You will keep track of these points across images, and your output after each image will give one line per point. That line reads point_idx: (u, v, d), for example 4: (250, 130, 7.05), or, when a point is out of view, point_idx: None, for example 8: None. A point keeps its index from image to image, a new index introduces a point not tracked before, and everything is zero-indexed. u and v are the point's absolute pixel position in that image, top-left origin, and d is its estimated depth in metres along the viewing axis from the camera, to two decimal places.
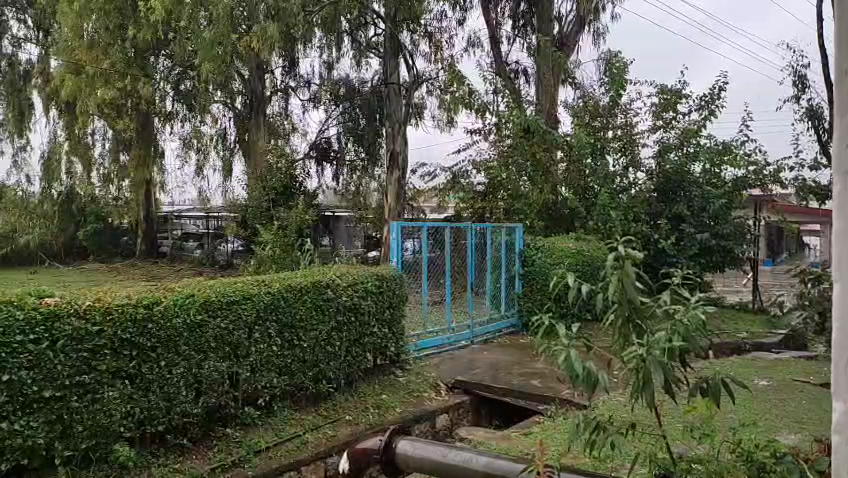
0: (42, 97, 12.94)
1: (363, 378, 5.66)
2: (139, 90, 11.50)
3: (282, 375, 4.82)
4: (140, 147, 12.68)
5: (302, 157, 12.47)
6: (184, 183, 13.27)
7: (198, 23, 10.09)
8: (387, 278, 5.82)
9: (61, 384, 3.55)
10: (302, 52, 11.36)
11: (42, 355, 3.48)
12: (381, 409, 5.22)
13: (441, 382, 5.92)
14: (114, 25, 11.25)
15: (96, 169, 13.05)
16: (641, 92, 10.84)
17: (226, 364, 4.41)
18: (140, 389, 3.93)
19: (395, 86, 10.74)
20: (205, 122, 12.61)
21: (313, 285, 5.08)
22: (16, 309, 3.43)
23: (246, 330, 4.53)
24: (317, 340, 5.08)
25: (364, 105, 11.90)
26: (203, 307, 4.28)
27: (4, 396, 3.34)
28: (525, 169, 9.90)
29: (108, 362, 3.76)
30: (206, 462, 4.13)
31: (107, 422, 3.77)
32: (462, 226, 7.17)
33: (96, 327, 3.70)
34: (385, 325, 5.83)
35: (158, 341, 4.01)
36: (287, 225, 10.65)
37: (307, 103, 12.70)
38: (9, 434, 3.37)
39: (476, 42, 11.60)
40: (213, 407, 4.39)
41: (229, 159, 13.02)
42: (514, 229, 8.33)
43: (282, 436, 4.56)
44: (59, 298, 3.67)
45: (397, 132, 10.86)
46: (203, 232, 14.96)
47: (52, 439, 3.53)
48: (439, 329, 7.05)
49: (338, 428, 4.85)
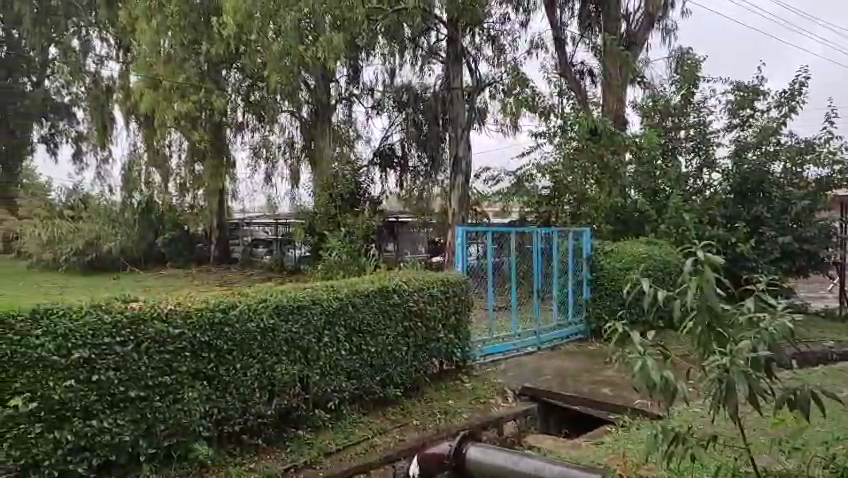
0: (123, 110, 13.55)
1: (428, 384, 5.67)
2: (213, 102, 11.96)
3: (350, 378, 4.90)
4: (214, 157, 12.98)
5: (366, 165, 12.41)
6: (255, 191, 13.72)
7: (267, 35, 10.13)
8: (452, 283, 5.82)
9: (145, 385, 3.73)
10: (366, 60, 11.73)
11: (128, 356, 3.66)
12: (448, 415, 5.21)
13: (508, 389, 5.87)
14: (189, 41, 11.78)
15: (172, 179, 13.53)
16: (715, 90, 10.42)
17: (297, 367, 4.51)
18: (217, 390, 4.08)
19: (457, 93, 10.72)
20: (273, 131, 13.02)
21: (381, 290, 5.14)
22: (104, 312, 3.63)
23: (316, 334, 4.63)
24: (384, 344, 5.13)
25: (429, 108, 11.98)
26: (276, 311, 4.40)
27: (94, 396, 3.54)
28: (592, 171, 9.80)
29: (188, 364, 3.92)
30: (279, 462, 4.24)
31: (187, 421, 3.94)
32: (527, 231, 7.09)
33: (177, 330, 3.87)
34: (451, 330, 5.83)
35: (233, 344, 4.15)
36: (354, 232, 10.88)
37: (371, 111, 12.92)
38: (98, 431, 3.57)
39: (538, 44, 11.31)
40: (285, 409, 4.51)
41: (296, 167, 13.26)
42: (581, 233, 8.14)
43: (351, 439, 4.63)
44: (143, 302, 3.86)
45: (460, 137, 10.91)
46: (273, 239, 15.42)
47: (137, 437, 3.73)
48: (505, 334, 7.00)
49: (405, 432, 4.88)
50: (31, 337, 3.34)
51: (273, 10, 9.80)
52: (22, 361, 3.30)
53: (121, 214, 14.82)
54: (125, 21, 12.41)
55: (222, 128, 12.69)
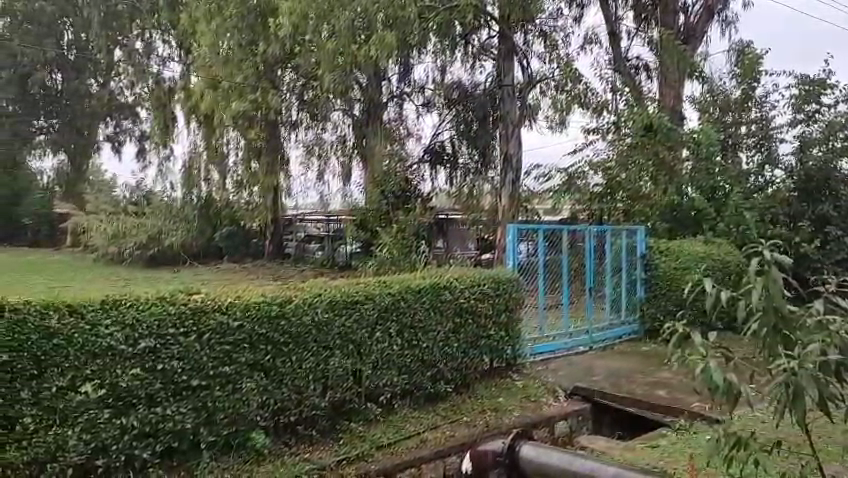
0: (184, 111, 13.91)
1: (479, 380, 5.68)
2: (268, 102, 12.14)
3: (402, 374, 4.96)
4: (268, 156, 13.36)
5: (416, 162, 12.46)
6: (308, 188, 13.94)
7: (321, 36, 10.41)
8: (503, 281, 5.80)
9: (206, 375, 3.87)
10: (417, 58, 11.65)
11: (191, 347, 3.80)
12: (498, 412, 5.21)
13: (559, 388, 5.82)
14: (246, 42, 12.22)
15: (231, 176, 13.97)
16: (778, 84, 10.17)
17: (350, 361, 4.59)
18: (274, 381, 4.19)
19: (509, 89, 10.27)
20: (326, 129, 13.12)
21: (432, 286, 5.17)
22: (169, 304, 3.78)
23: (368, 329, 4.70)
24: (435, 341, 5.16)
25: (479, 105, 12.01)
26: (330, 306, 4.48)
27: (159, 384, 3.70)
28: (647, 168, 9.71)
29: (247, 355, 4.04)
30: (332, 454, 4.32)
31: (245, 411, 4.07)
32: (579, 229, 7.00)
33: (237, 322, 4.00)
34: (502, 327, 5.81)
35: (289, 337, 4.25)
36: (406, 228, 11.02)
37: (421, 108, 12.87)
38: (162, 418, 3.72)
39: (592, 39, 10.91)
40: (338, 402, 4.59)
41: (348, 165, 13.28)
42: (634, 231, 7.99)
43: (402, 434, 4.68)
44: (205, 295, 4.00)
45: (511, 133, 10.37)
46: (324, 235, 15.62)
47: (198, 424, 3.88)
48: (557, 333, 6.92)
49: (455, 428, 4.90)
50: (101, 327, 3.51)
51: (327, 11, 10.14)
52: (92, 349, 3.47)
53: (181, 210, 15.20)
54: (186, 24, 12.85)
55: (276, 125, 12.99)
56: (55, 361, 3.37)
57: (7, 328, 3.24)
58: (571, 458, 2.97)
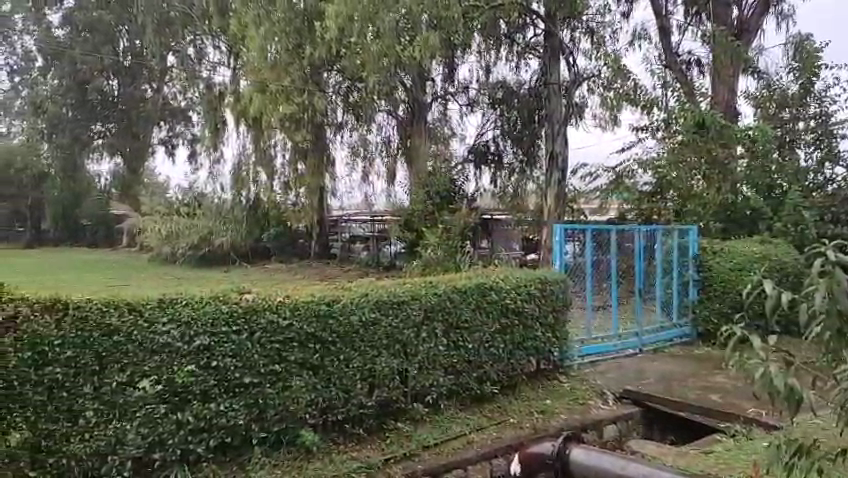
0: (233, 113, 13.90)
1: (526, 382, 5.61)
2: (315, 104, 12.39)
3: (448, 374, 4.95)
4: (315, 156, 13.49)
5: (460, 162, 12.70)
6: (353, 189, 14.09)
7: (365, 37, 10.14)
8: (550, 282, 5.73)
9: (258, 372, 3.96)
10: (461, 58, 11.72)
11: (243, 345, 3.90)
12: (545, 415, 5.15)
13: (608, 392, 5.70)
14: (293, 45, 12.05)
15: (278, 177, 14.24)
16: (840, 77, 9.74)
17: (397, 360, 4.62)
18: (322, 380, 4.25)
19: (555, 87, 10.49)
20: (371, 129, 13.20)
21: (478, 287, 5.15)
22: (222, 302, 3.89)
23: (414, 329, 4.71)
24: (481, 341, 5.13)
25: (523, 105, 12.08)
26: (377, 306, 4.52)
27: (213, 380, 3.80)
28: (700, 167, 9.46)
29: (296, 353, 4.11)
30: (379, 453, 4.36)
31: (294, 408, 4.14)
32: (627, 229, 6.85)
33: (286, 321, 4.07)
34: (548, 329, 5.73)
35: (337, 336, 4.30)
36: (452, 228, 11.04)
37: (464, 108, 12.92)
38: (216, 414, 3.82)
39: (642, 34, 10.70)
40: (385, 401, 4.62)
41: (392, 165, 13.79)
42: (686, 231, 7.77)
43: (449, 434, 4.68)
44: (256, 294, 4.09)
45: (557, 132, 10.67)
46: (369, 235, 15.70)
47: (250, 421, 3.97)
48: (605, 335, 6.80)
49: (502, 430, 4.87)
50: (158, 324, 3.63)
51: (372, 12, 9.95)
52: (150, 346, 3.59)
53: (230, 212, 15.37)
54: (234, 29, 13.07)
55: (323, 127, 13.14)
56: (116, 357, 3.50)
57: (72, 325, 3.39)
58: (618, 460, 2.95)
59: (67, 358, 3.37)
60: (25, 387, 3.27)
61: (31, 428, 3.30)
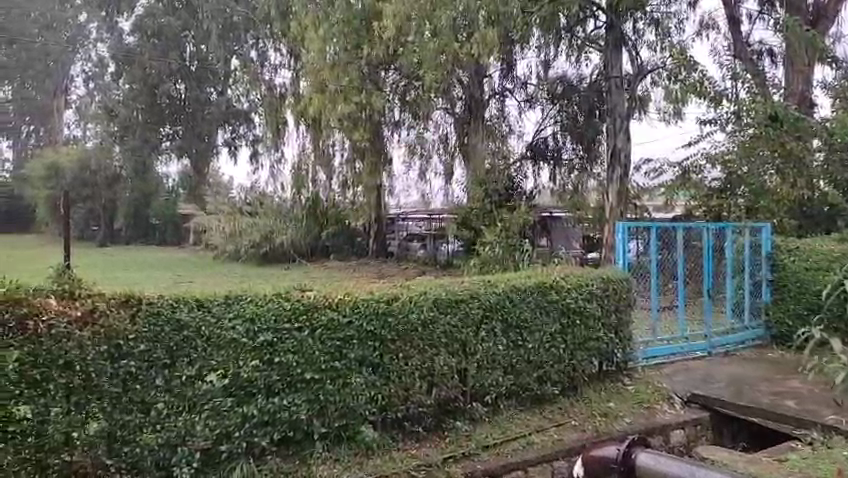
0: (293, 114, 14.10)
1: (588, 384, 5.47)
2: (374, 103, 12.46)
3: (507, 374, 4.89)
4: (373, 156, 13.55)
5: (517, 159, 12.61)
6: (409, 187, 14.10)
7: (423, 36, 10.49)
8: (613, 280, 5.56)
9: (318, 369, 4.01)
10: (519, 53, 11.55)
11: (304, 341, 3.96)
12: (608, 418, 5.02)
13: (675, 395, 5.50)
14: (353, 46, 12.29)
15: (336, 175, 14.35)
16: None
17: (455, 359, 4.59)
18: (382, 377, 4.27)
19: (617, 81, 10.10)
20: (428, 128, 13.30)
21: (538, 287, 5.06)
22: (285, 300, 3.97)
23: (473, 327, 4.67)
24: (541, 341, 5.04)
25: (584, 98, 11.89)
26: (435, 304, 4.51)
27: (276, 376, 3.87)
28: (772, 161, 9.11)
29: (356, 351, 4.15)
30: (438, 451, 4.35)
31: (354, 405, 4.17)
32: (694, 226, 6.60)
33: (346, 318, 4.11)
34: (611, 329, 5.56)
35: (396, 334, 4.31)
36: (510, 225, 10.94)
37: (523, 104, 12.71)
38: (279, 408, 3.90)
39: (709, 24, 10.39)
40: (444, 400, 4.60)
41: (450, 163, 13.43)
42: (758, 229, 7.42)
43: (509, 435, 4.62)
44: (317, 292, 4.15)
45: (619, 128, 10.27)
46: (426, 234, 15.74)
47: (311, 416, 4.03)
48: (671, 337, 6.56)
49: (563, 432, 4.77)
50: (225, 320, 3.73)
51: (430, 11, 10.04)
52: (217, 341, 3.70)
53: (292, 211, 15.71)
54: (294, 31, 13.30)
55: (380, 126, 13.24)
56: (185, 351, 3.61)
57: (145, 319, 3.51)
58: (665, 459, 2.93)
59: (141, 351, 3.50)
60: (102, 379, 3.41)
61: (107, 418, 3.43)
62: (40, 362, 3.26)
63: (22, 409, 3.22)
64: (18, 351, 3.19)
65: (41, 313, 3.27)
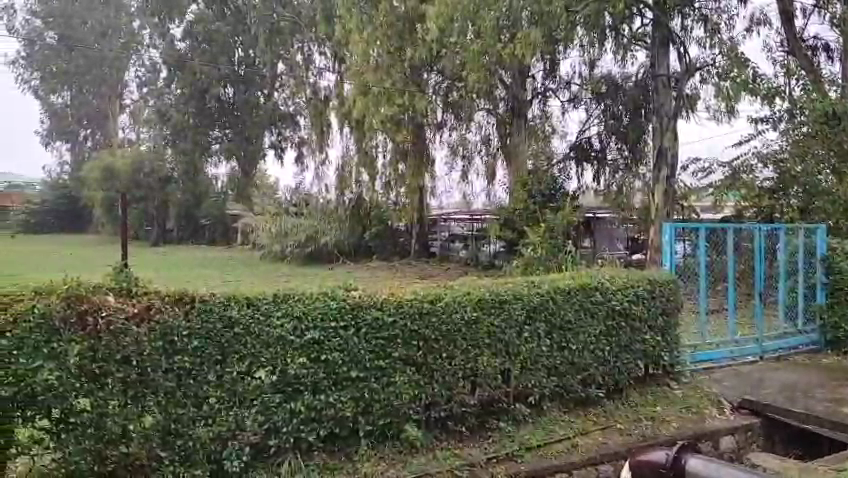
0: (338, 116, 14.43)
1: (634, 387, 5.39)
2: (416, 105, 12.57)
3: (551, 376, 4.86)
4: (416, 157, 13.68)
5: (561, 160, 12.34)
6: (452, 188, 14.20)
7: (466, 36, 10.47)
8: (659, 283, 5.47)
9: (363, 367, 4.08)
10: (563, 53, 11.35)
11: (350, 340, 4.03)
12: (655, 422, 4.93)
13: (723, 400, 5.38)
14: (395, 48, 12.42)
15: (380, 177, 14.30)
16: None
17: (499, 359, 4.59)
18: (425, 376, 4.31)
19: (663, 80, 9.98)
20: (470, 129, 13.50)
21: (582, 288, 5.01)
22: (331, 299, 4.05)
23: (517, 328, 4.66)
24: (585, 343, 5.00)
25: (630, 98, 11.45)
26: (478, 305, 4.52)
27: (323, 373, 3.96)
28: (828, 159, 8.86)
29: (400, 350, 4.20)
30: (481, 451, 4.37)
31: (398, 403, 4.22)
32: (746, 227, 6.43)
33: (391, 318, 4.17)
34: (658, 332, 5.47)
35: (440, 334, 4.34)
36: (554, 226, 10.83)
37: (567, 104, 12.53)
38: (326, 405, 3.99)
39: (761, 20, 9.95)
40: (487, 401, 4.62)
41: (491, 164, 13.76)
42: (813, 230, 7.17)
43: (552, 437, 4.60)
44: (362, 292, 4.22)
45: (667, 127, 10.08)
46: (468, 234, 15.73)
47: (357, 413, 4.10)
48: (721, 341, 6.42)
49: (608, 435, 4.72)
50: (274, 318, 3.83)
51: (472, 11, 10.02)
52: (266, 338, 3.79)
53: (335, 212, 15.93)
54: (338, 34, 13.50)
55: (422, 128, 13.32)
56: (235, 348, 3.72)
57: (198, 316, 3.62)
58: (716, 465, 2.89)
59: (193, 348, 3.60)
60: (157, 374, 3.53)
61: (162, 412, 3.55)
62: (99, 357, 3.40)
63: (81, 401, 3.39)
64: (79, 345, 3.36)
65: (101, 309, 3.42)
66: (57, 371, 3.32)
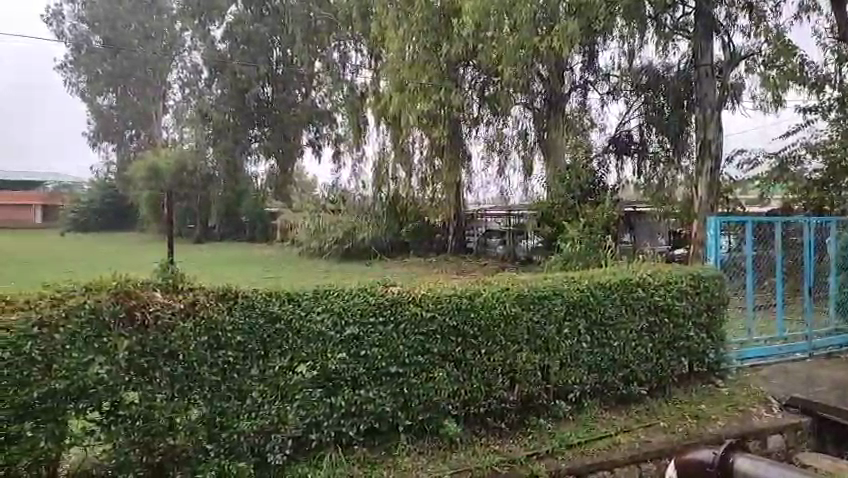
0: (375, 113, 14.54)
1: (677, 385, 5.29)
2: (452, 100, 12.64)
3: (591, 372, 4.80)
4: (452, 153, 13.70)
5: (601, 153, 12.32)
6: (488, 184, 14.11)
7: (502, 31, 10.29)
8: (704, 278, 5.32)
9: (402, 363, 4.10)
10: (602, 44, 11.08)
11: (389, 335, 4.06)
12: (700, 420, 4.81)
13: (771, 398, 5.22)
14: (430, 44, 12.36)
15: (416, 173, 14.41)
16: None
17: (538, 356, 4.56)
18: (464, 372, 4.31)
19: (707, 69, 9.69)
20: (507, 124, 13.29)
21: (624, 284, 4.93)
22: (370, 295, 4.08)
23: (556, 324, 4.62)
24: (627, 340, 4.92)
25: (671, 92, 11.26)
26: (517, 301, 4.49)
27: (362, 368, 4.00)
28: None
29: (439, 346, 4.21)
30: (521, 447, 4.33)
31: (437, 398, 4.24)
32: (795, 221, 6.22)
33: (429, 313, 4.18)
34: (703, 329, 5.35)
35: (478, 330, 4.33)
36: (593, 221, 10.65)
37: (606, 96, 12.37)
38: (365, 400, 4.03)
39: (810, 6, 9.53)
40: (526, 397, 4.59)
41: (529, 158, 13.39)
42: None
43: (594, 434, 4.54)
44: (401, 288, 4.24)
45: (710, 118, 9.80)
46: (505, 230, 15.70)
47: (396, 408, 4.13)
48: (768, 338, 6.24)
49: (651, 433, 4.62)
50: (314, 314, 3.88)
51: (508, 6, 9.87)
52: (307, 333, 3.85)
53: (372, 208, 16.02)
54: (374, 31, 13.54)
55: (458, 123, 13.34)
56: (277, 343, 3.78)
57: (241, 311, 3.70)
58: (765, 464, 2.94)
59: (237, 342, 3.68)
60: (203, 367, 3.60)
61: (208, 405, 3.63)
62: (147, 351, 3.48)
63: (130, 394, 3.47)
64: (128, 340, 3.44)
65: (148, 304, 3.51)
66: (107, 365, 3.39)
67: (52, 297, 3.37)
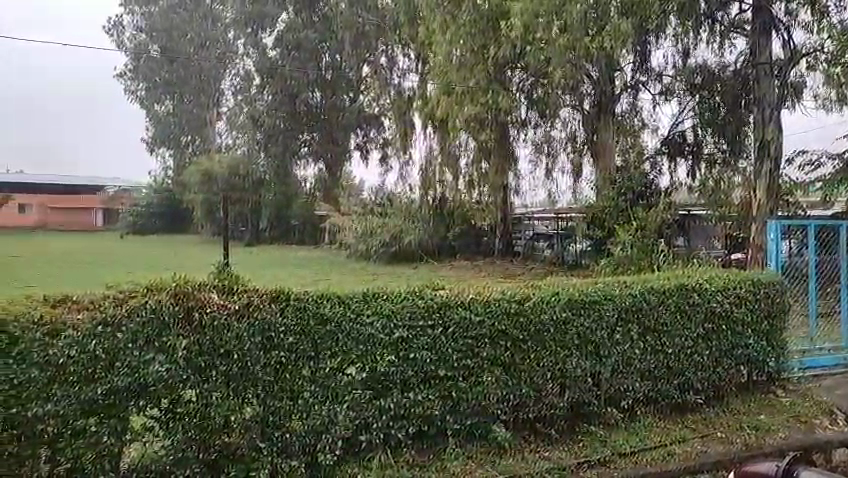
0: (421, 117, 14.65)
1: (735, 395, 5.13)
2: (500, 102, 12.53)
3: (644, 379, 4.70)
4: (499, 156, 13.64)
5: (652, 155, 12.11)
6: (536, 186, 13.94)
7: (552, 31, 10.13)
8: (763, 283, 5.13)
9: (451, 366, 4.10)
10: (654, 43, 10.78)
11: (437, 339, 4.06)
12: (759, 431, 4.64)
13: (837, 411, 5.00)
14: (478, 46, 12.33)
15: (462, 177, 14.48)
16: None
17: (588, 362, 4.48)
18: (512, 377, 4.28)
19: (765, 67, 9.39)
20: (555, 126, 13.15)
21: (679, 288, 4.80)
22: (417, 298, 4.10)
23: (608, 329, 4.54)
24: (682, 347, 4.79)
25: (729, 90, 10.73)
26: (568, 305, 4.43)
27: (411, 371, 4.02)
28: None
29: (487, 350, 4.19)
30: (571, 455, 4.25)
31: (485, 403, 4.22)
32: None
33: (478, 317, 4.17)
34: (762, 337, 5.17)
35: (527, 334, 4.29)
36: (647, 224, 10.30)
37: (658, 97, 12.01)
38: (413, 403, 4.05)
39: None
40: (576, 403, 4.52)
41: (578, 160, 13.28)
42: None
43: (647, 442, 4.42)
44: (450, 291, 4.26)
45: (770, 117, 9.50)
46: (553, 233, 15.44)
47: (444, 411, 4.13)
48: (835, 347, 5.93)
49: (708, 443, 4.48)
50: (363, 316, 3.92)
51: (557, 6, 9.82)
52: (357, 336, 3.89)
53: (417, 210, 16.05)
54: (422, 35, 13.68)
55: (506, 126, 13.24)
56: (327, 344, 3.83)
57: (292, 314, 3.77)
58: None
59: (290, 344, 3.75)
60: (257, 367, 3.69)
61: (261, 404, 3.71)
62: (205, 351, 3.58)
63: (188, 392, 3.58)
64: (186, 340, 3.54)
65: (205, 305, 3.60)
66: (166, 363, 3.50)
67: (115, 298, 3.49)
